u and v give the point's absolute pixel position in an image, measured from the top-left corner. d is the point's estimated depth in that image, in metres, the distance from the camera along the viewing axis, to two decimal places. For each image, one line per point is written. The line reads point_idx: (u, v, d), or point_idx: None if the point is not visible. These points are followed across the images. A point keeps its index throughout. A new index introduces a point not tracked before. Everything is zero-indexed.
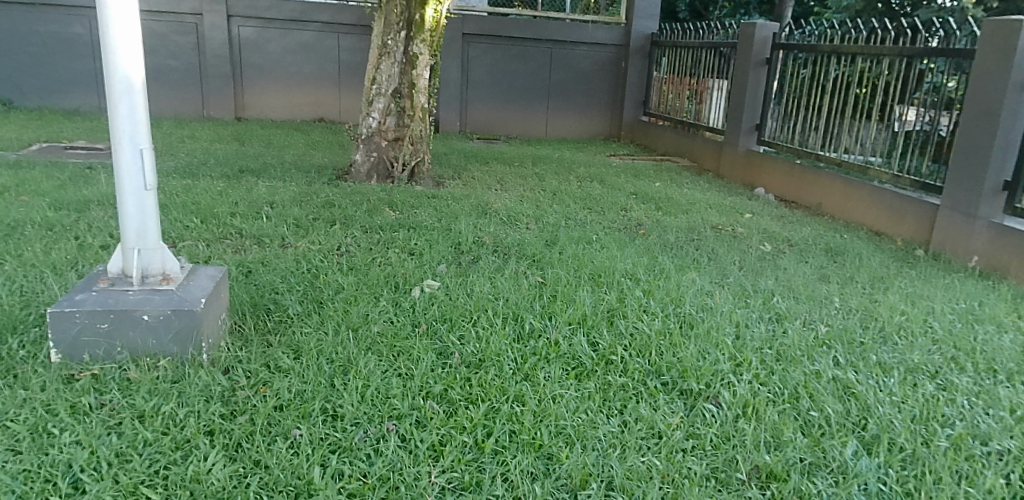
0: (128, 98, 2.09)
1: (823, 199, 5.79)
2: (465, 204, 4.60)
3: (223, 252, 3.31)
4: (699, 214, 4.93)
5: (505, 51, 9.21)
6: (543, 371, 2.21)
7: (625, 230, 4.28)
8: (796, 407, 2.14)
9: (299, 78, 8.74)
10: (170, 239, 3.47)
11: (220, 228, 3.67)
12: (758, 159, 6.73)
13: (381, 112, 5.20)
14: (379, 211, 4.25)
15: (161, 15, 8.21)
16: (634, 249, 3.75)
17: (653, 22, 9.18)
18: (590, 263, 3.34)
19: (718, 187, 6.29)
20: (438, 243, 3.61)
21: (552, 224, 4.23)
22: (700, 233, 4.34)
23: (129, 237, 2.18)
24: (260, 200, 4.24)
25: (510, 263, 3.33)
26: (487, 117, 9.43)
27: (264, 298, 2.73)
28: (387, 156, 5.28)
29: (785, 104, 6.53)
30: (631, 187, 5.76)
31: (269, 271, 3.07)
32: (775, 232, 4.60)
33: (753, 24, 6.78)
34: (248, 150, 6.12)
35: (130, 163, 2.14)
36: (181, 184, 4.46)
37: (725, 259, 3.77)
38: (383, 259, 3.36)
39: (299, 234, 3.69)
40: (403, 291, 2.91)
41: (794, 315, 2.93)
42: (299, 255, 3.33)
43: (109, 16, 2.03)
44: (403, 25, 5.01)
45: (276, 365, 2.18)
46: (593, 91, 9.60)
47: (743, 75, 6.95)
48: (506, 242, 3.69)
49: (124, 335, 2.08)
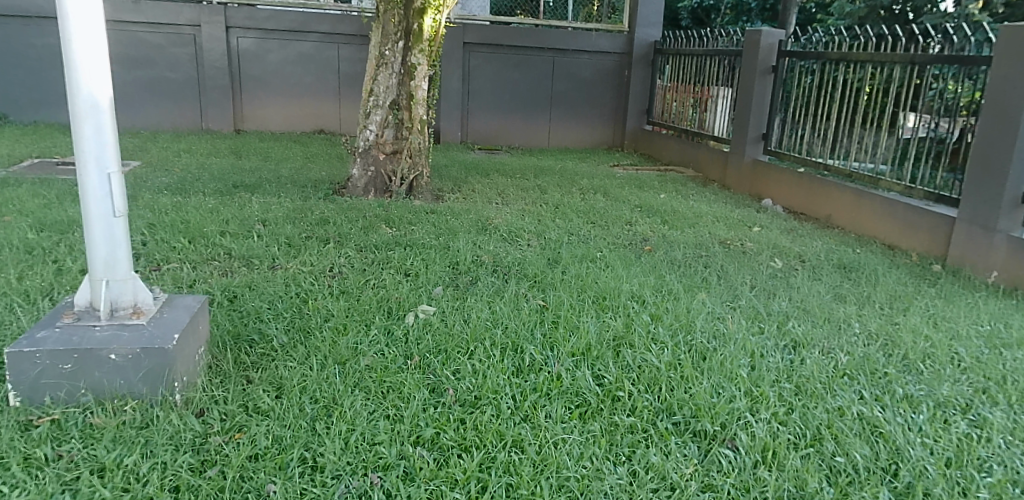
0: (94, 118, 1.94)
1: (833, 211, 5.60)
2: (464, 219, 4.44)
3: (209, 276, 3.15)
4: (707, 228, 4.75)
5: (506, 60, 9.07)
6: (544, 410, 2.06)
7: (631, 246, 4.11)
8: (821, 452, 1.99)
9: (298, 89, 8.61)
10: (154, 261, 3.31)
11: (208, 248, 3.52)
12: (764, 169, 6.54)
13: (378, 124, 5.05)
14: (375, 228, 4.09)
15: (159, 27, 8.09)
16: (640, 267, 3.58)
17: (656, 29, 9.03)
18: (594, 285, 3.17)
19: (725, 198, 6.12)
20: (434, 263, 3.45)
21: (554, 240, 4.07)
22: (709, 249, 4.17)
23: (97, 268, 2.02)
24: (252, 217, 4.08)
25: (510, 285, 3.17)
26: (488, 127, 9.28)
27: (246, 327, 2.57)
28: (384, 170, 5.13)
29: (791, 113, 6.36)
30: (637, 200, 5.59)
31: (255, 296, 2.91)
32: (785, 246, 4.42)
33: (758, 31, 6.60)
34: (244, 164, 5.98)
35: (97, 188, 1.99)
36: (171, 201, 4.32)
37: (736, 278, 3.60)
38: (376, 281, 3.19)
39: (290, 254, 3.53)
40: (396, 318, 2.75)
41: (812, 342, 2.75)
42: (288, 278, 3.16)
43: (71, 28, 1.89)
44: (401, 35, 4.88)
45: (255, 406, 2.04)
46: (595, 100, 9.45)
47: (748, 83, 6.78)
48: (506, 261, 3.52)
49: (89, 376, 1.95)
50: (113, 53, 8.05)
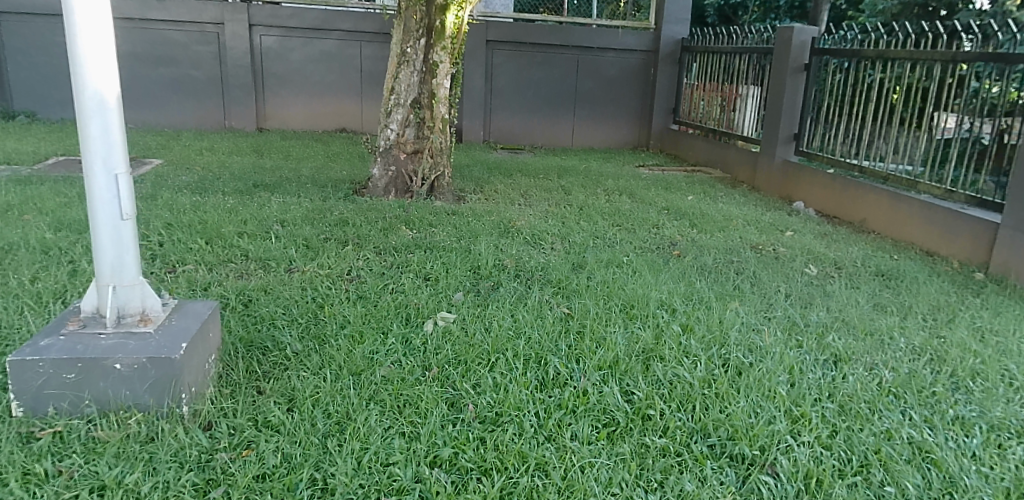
0: (101, 117, 1.86)
1: (868, 215, 5.39)
2: (486, 221, 4.33)
3: (224, 278, 3.07)
4: (738, 232, 4.59)
5: (530, 58, 8.94)
6: (570, 429, 1.94)
7: (658, 251, 3.96)
8: (868, 481, 1.85)
9: (320, 87, 8.56)
10: (169, 262, 3.24)
11: (225, 249, 3.44)
12: (796, 171, 6.32)
13: (400, 123, 4.95)
14: (395, 229, 3.99)
15: (182, 25, 8.10)
16: (669, 273, 3.44)
17: (684, 26, 8.85)
18: (621, 292, 3.03)
19: (755, 201, 5.93)
20: (455, 267, 3.34)
21: (579, 243, 3.94)
22: (740, 254, 4.01)
23: (104, 273, 1.94)
24: (271, 218, 4.00)
25: (534, 291, 3.04)
26: (511, 126, 9.16)
27: (260, 334, 2.47)
28: (405, 170, 5.03)
29: (825, 113, 6.14)
30: (664, 202, 5.43)
31: (269, 300, 2.82)
32: (821, 252, 4.24)
33: (790, 28, 6.39)
34: (265, 162, 5.93)
35: (104, 189, 1.90)
36: (190, 201, 4.26)
37: (769, 285, 3.44)
38: (395, 286, 3.09)
39: (307, 256, 3.44)
40: (414, 325, 2.64)
41: (853, 357, 2.59)
42: (305, 281, 3.07)
43: (76, 23, 1.80)
44: (423, 32, 4.78)
45: (265, 419, 1.96)
46: (620, 99, 9.28)
47: (779, 81, 6.56)
48: (529, 266, 3.40)
49: (93, 387, 1.87)
50: (138, 51, 8.07)
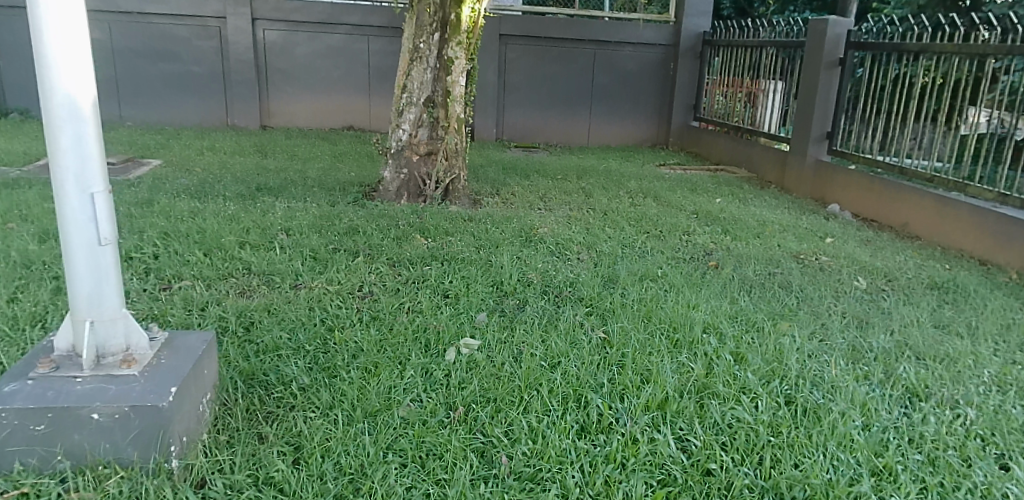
0: (75, 127, 1.58)
1: (910, 219, 5.08)
2: (506, 228, 4.04)
3: (223, 297, 2.79)
4: (774, 239, 4.30)
5: (544, 54, 8.64)
6: (621, 488, 1.66)
7: (694, 262, 3.68)
8: None
9: (328, 84, 8.30)
10: (163, 278, 2.97)
11: (225, 262, 3.17)
12: (830, 172, 5.99)
13: (412, 123, 4.67)
14: (409, 238, 3.72)
15: (184, 20, 7.83)
16: (708, 289, 3.15)
17: (704, 20, 8.53)
18: (660, 312, 2.74)
19: (786, 203, 5.62)
20: (476, 282, 3.07)
21: (608, 254, 3.66)
22: (782, 265, 3.72)
23: (80, 306, 1.67)
24: (275, 226, 3.73)
25: (565, 312, 2.76)
26: (525, 124, 8.86)
27: (262, 365, 2.20)
28: (418, 173, 4.74)
29: (860, 110, 5.81)
30: (690, 205, 5.14)
31: (273, 323, 2.54)
32: (867, 263, 3.94)
33: (823, 21, 6.04)
34: (270, 163, 5.67)
35: (78, 210, 1.62)
36: (189, 207, 4.00)
37: (818, 302, 3.15)
38: (412, 305, 2.81)
39: (315, 270, 3.16)
40: (435, 354, 2.36)
41: (928, 391, 2.29)
42: (312, 300, 2.80)
43: (43, 16, 1.52)
44: (437, 26, 4.50)
45: (268, 475, 1.69)
46: (639, 95, 8.96)
47: (811, 77, 6.22)
48: (557, 281, 3.12)
49: (66, 439, 1.60)
50: (139, 47, 7.81)
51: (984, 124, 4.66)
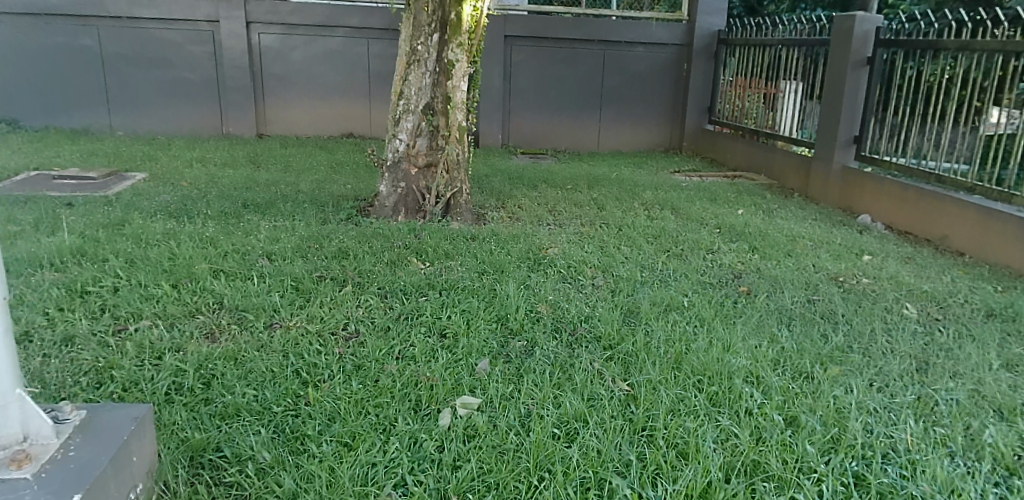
0: None
1: (950, 232, 4.64)
2: (513, 248, 3.66)
3: (187, 342, 2.42)
4: (808, 258, 3.90)
5: (552, 55, 8.24)
6: None
7: (722, 287, 3.29)
8: None
9: (326, 89, 7.95)
10: (121, 319, 2.58)
11: (194, 296, 2.79)
12: (858, 179, 5.55)
13: (410, 132, 4.28)
14: (403, 262, 3.34)
15: (175, 24, 7.47)
16: (744, 324, 2.77)
17: (720, 17, 8.11)
18: (691, 358, 2.36)
19: (813, 214, 5.21)
20: (477, 318, 2.68)
21: (625, 278, 3.28)
22: (821, 290, 3.33)
23: None
24: (256, 250, 3.35)
25: (580, 357, 2.36)
26: (532, 129, 8.47)
27: (216, 435, 1.86)
28: (417, 186, 4.34)
29: (891, 113, 5.35)
30: (712, 219, 4.75)
31: (238, 377, 2.17)
32: (912, 285, 3.55)
33: (850, 17, 5.60)
34: (261, 175, 5.30)
35: None
36: (164, 228, 3.62)
37: (869, 340, 2.76)
38: (404, 348, 2.43)
39: (295, 304, 2.78)
40: (427, 416, 1.99)
41: (1020, 462, 1.91)
42: (288, 343, 2.42)
43: None
44: (436, 26, 4.12)
45: None
46: (650, 98, 8.56)
47: (838, 77, 5.77)
48: (571, 315, 2.73)
49: None
50: (128, 53, 7.46)
51: (1002, 124, 4.44)
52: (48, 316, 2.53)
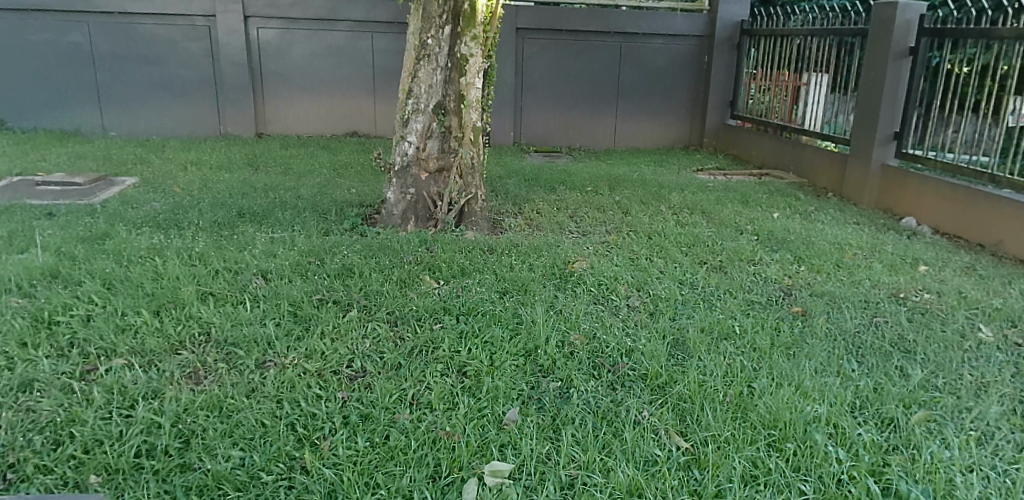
0: None
1: (1009, 237, 4.20)
2: (536, 262, 3.31)
3: (166, 385, 2.07)
4: (860, 270, 3.52)
5: (565, 48, 7.86)
6: None
7: (773, 307, 2.92)
8: None
9: (330, 86, 7.59)
10: (90, 357, 2.23)
11: (177, 325, 2.44)
12: (903, 179, 5.13)
13: (420, 134, 3.92)
14: (414, 282, 2.98)
15: (170, 19, 7.12)
16: (807, 357, 2.40)
17: (742, 7, 7.70)
18: (756, 403, 2.00)
19: (854, 217, 4.83)
20: (500, 351, 2.32)
21: (665, 297, 2.92)
22: (885, 310, 2.96)
23: None
24: (250, 269, 3.00)
25: (625, 403, 2.01)
26: (545, 126, 8.09)
27: None
28: (428, 192, 3.99)
29: (939, 107, 4.92)
30: (747, 224, 4.37)
31: (223, 435, 1.83)
32: (982, 302, 3.16)
33: (892, 4, 5.18)
34: (260, 180, 4.94)
35: None
36: (150, 243, 3.28)
37: (953, 373, 2.38)
38: (419, 390, 2.08)
39: (292, 335, 2.42)
40: (451, 490, 1.64)
41: None
42: (283, 387, 2.07)
43: None
44: (447, 18, 3.76)
45: None
46: (669, 93, 8.18)
47: (877, 68, 5.35)
48: (609, 346, 2.37)
49: None
50: (122, 50, 7.12)
51: None
52: (7, 354, 2.19)
